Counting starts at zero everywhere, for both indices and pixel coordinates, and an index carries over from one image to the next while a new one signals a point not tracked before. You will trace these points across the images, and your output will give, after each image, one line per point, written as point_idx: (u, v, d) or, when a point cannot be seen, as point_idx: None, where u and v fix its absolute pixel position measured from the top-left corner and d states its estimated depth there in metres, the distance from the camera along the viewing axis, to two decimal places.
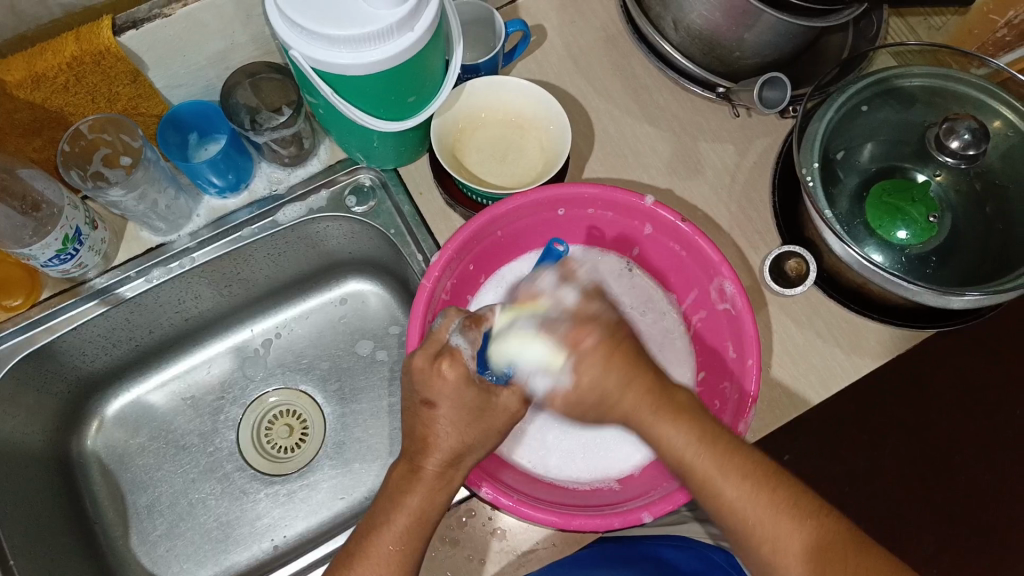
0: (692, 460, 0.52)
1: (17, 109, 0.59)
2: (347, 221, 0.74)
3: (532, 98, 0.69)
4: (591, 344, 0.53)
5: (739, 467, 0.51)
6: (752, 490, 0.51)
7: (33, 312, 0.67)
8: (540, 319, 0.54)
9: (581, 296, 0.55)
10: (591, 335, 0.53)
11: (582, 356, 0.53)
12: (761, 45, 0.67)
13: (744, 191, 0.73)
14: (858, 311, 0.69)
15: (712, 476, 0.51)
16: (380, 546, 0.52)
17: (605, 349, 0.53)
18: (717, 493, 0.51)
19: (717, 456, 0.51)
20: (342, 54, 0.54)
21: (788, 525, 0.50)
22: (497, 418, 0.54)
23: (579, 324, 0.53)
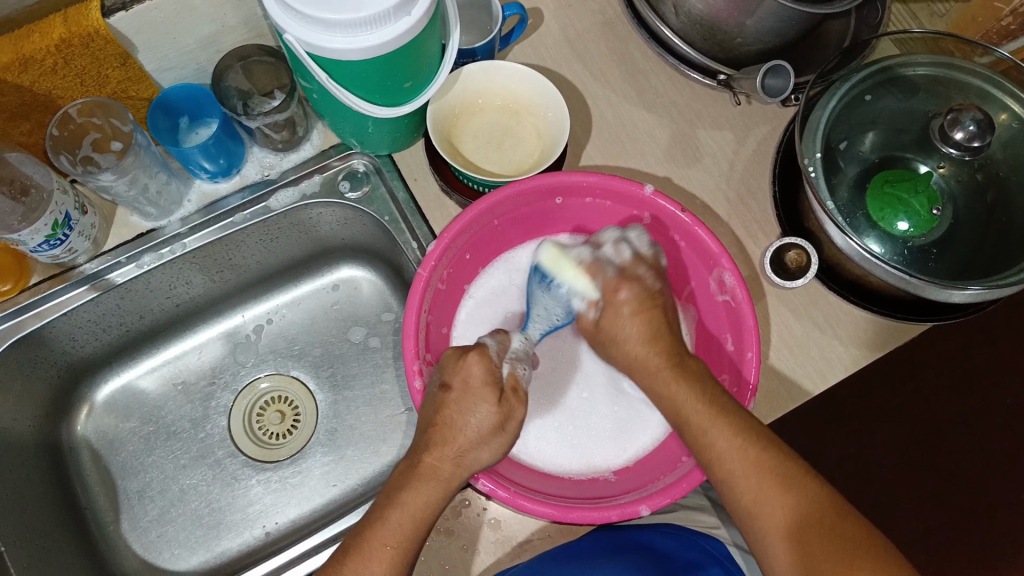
0: (695, 417, 0.55)
1: (4, 92, 0.57)
2: (340, 207, 0.73)
3: (529, 83, 0.67)
4: (626, 298, 0.60)
5: (735, 425, 0.54)
6: (744, 447, 0.53)
7: (22, 298, 0.66)
8: (591, 257, 0.63)
9: (634, 257, 0.62)
10: (627, 290, 0.61)
11: (617, 302, 0.61)
12: (762, 31, 0.66)
13: (743, 179, 0.72)
14: (858, 304, 0.68)
15: (710, 432, 0.54)
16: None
17: (637, 302, 0.60)
18: (710, 449, 0.54)
19: (717, 418, 0.54)
20: (336, 40, 0.53)
21: (765, 472, 0.52)
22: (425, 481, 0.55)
23: (621, 277, 0.61)
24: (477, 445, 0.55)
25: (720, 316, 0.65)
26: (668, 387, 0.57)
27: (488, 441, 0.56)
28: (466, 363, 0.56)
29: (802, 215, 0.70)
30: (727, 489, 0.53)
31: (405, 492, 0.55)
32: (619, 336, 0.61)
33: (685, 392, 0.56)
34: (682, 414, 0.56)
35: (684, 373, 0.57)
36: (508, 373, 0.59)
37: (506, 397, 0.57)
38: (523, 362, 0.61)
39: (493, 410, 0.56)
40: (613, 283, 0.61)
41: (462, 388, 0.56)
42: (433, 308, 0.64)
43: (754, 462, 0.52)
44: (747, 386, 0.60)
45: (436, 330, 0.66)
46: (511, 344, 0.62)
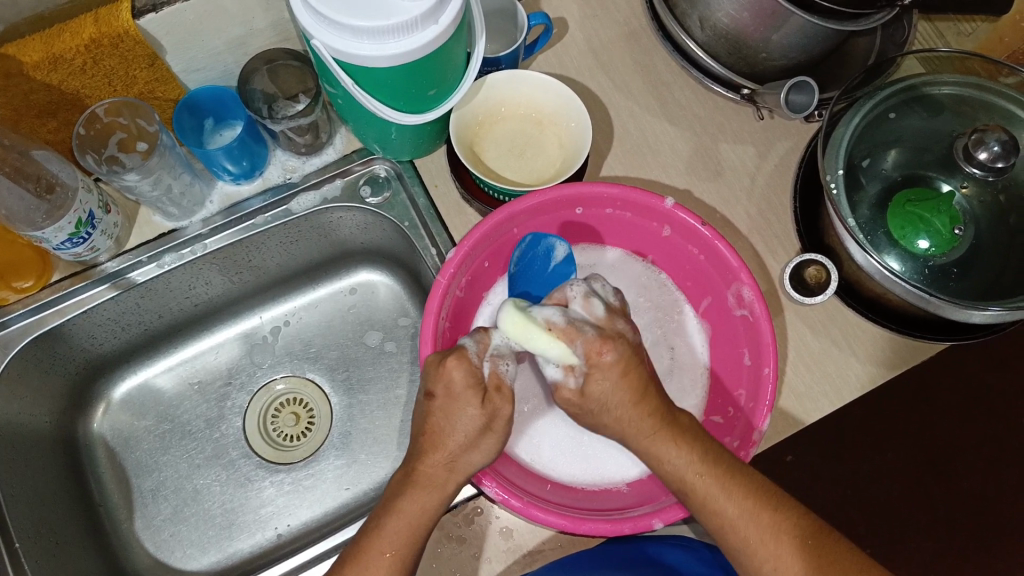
0: (698, 483, 0.54)
1: (34, 90, 0.58)
2: (360, 212, 0.73)
3: (554, 94, 0.68)
4: (610, 360, 0.55)
5: (745, 487, 0.53)
6: (755, 511, 0.53)
7: (44, 294, 0.67)
8: (564, 319, 0.56)
9: (608, 312, 0.58)
10: (611, 352, 0.55)
11: (597, 366, 0.55)
12: (787, 47, 0.66)
13: (764, 194, 0.72)
14: (876, 321, 0.68)
15: (716, 499, 0.53)
16: None
17: (623, 364, 0.55)
18: (721, 515, 0.53)
19: (723, 482, 0.53)
20: (364, 46, 0.54)
21: (770, 530, 0.52)
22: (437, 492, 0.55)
23: (602, 338, 0.55)
24: (465, 449, 0.55)
25: (739, 330, 0.65)
26: (664, 451, 0.55)
27: (477, 444, 0.55)
28: (447, 369, 0.54)
29: (823, 231, 0.69)
30: (739, 552, 0.53)
31: (420, 498, 0.55)
32: (600, 401, 0.56)
33: (685, 460, 0.55)
34: (685, 484, 0.54)
35: (683, 441, 0.55)
36: (490, 372, 0.56)
37: (489, 398, 0.55)
38: (507, 358, 0.57)
39: (478, 411, 0.54)
40: (596, 345, 0.55)
41: (445, 394, 0.55)
42: (450, 315, 0.64)
43: (765, 525, 0.52)
44: (763, 400, 0.60)
45: (454, 337, 0.66)
46: (492, 341, 0.57)
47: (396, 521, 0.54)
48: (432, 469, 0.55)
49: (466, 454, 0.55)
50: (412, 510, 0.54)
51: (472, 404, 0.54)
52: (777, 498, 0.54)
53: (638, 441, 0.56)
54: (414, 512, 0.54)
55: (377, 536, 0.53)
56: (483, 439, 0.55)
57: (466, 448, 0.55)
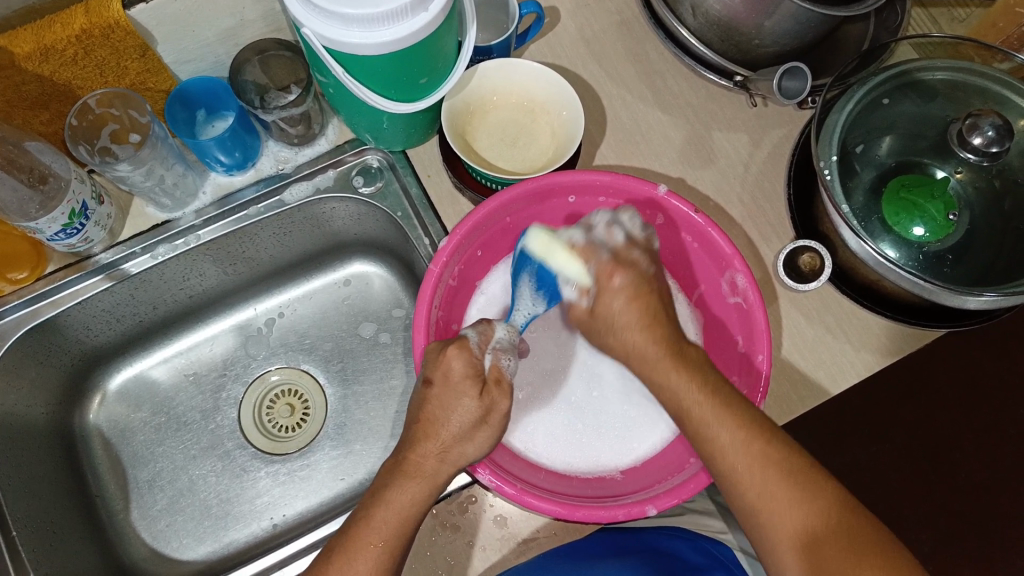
0: (694, 406, 0.54)
1: (26, 81, 0.58)
2: (353, 202, 0.73)
3: (545, 82, 0.67)
4: (619, 285, 0.58)
5: (738, 417, 0.52)
6: (747, 441, 0.51)
7: (38, 285, 0.67)
8: (584, 241, 0.60)
9: (627, 239, 0.60)
10: (621, 276, 0.58)
11: (608, 288, 0.58)
12: (780, 33, 0.65)
13: (757, 181, 0.71)
14: (872, 309, 0.68)
15: (710, 425, 0.53)
16: None
17: (631, 288, 0.58)
18: (711, 440, 0.52)
19: (719, 411, 0.53)
20: (353, 34, 0.54)
21: (766, 473, 0.50)
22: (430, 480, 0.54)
23: (616, 263, 0.58)
24: (461, 439, 0.55)
25: (732, 317, 0.65)
26: (665, 378, 0.56)
27: (471, 436, 0.55)
28: (446, 358, 0.55)
29: (817, 218, 0.69)
30: (728, 484, 0.52)
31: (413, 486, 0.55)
32: (609, 318, 0.59)
33: (684, 382, 0.55)
34: (682, 407, 0.54)
35: (685, 366, 0.55)
36: (491, 364, 0.57)
37: (488, 389, 0.55)
38: (507, 352, 0.59)
39: (475, 402, 0.55)
40: (608, 268, 0.58)
41: (443, 382, 0.55)
42: (444, 304, 0.64)
43: (758, 458, 0.51)
44: (758, 386, 0.60)
45: (447, 327, 0.66)
46: (494, 333, 0.59)
47: (389, 508, 0.54)
48: (421, 457, 0.56)
49: (458, 443, 0.55)
50: (404, 498, 0.54)
51: (467, 395, 0.55)
52: (775, 439, 0.52)
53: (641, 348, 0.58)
54: (406, 499, 0.54)
55: (366, 525, 0.53)
56: (475, 426, 0.55)
57: (460, 439, 0.55)
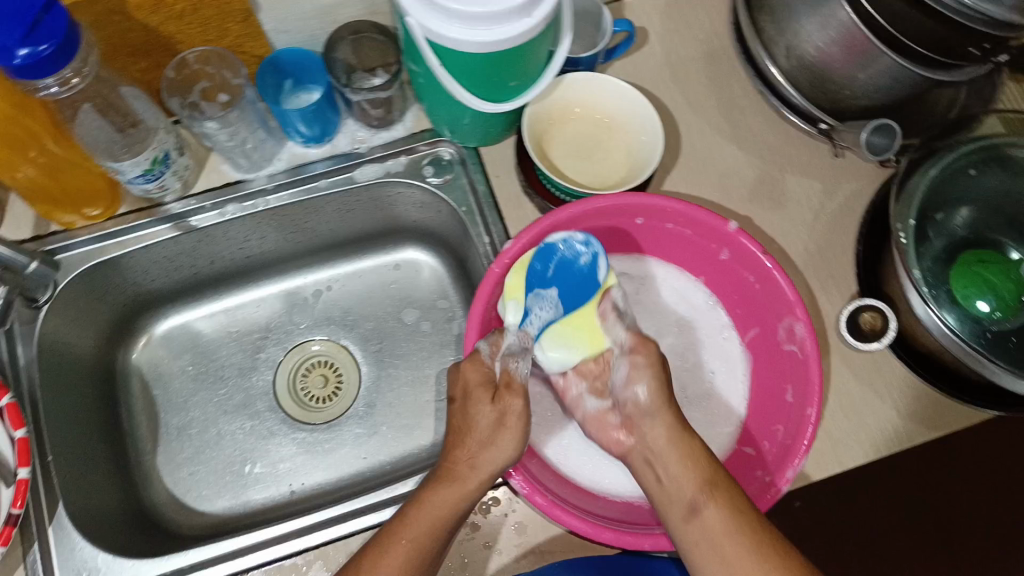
0: (691, 492, 0.53)
1: (131, 28, 0.60)
2: (420, 190, 0.74)
3: (629, 101, 0.68)
4: (643, 361, 0.59)
5: (733, 503, 0.52)
6: (739, 533, 0.51)
7: (108, 224, 0.70)
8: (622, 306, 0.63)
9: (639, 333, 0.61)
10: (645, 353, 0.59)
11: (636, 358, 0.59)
12: (874, 87, 0.65)
13: (823, 232, 0.71)
14: (925, 378, 0.67)
15: (705, 510, 0.52)
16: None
17: (652, 366, 0.59)
18: (699, 527, 0.52)
19: (711, 493, 0.53)
20: (455, 29, 0.56)
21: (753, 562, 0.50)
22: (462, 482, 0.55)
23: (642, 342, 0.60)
24: (482, 446, 0.55)
25: (783, 365, 0.65)
26: (669, 459, 0.55)
27: (493, 441, 0.55)
28: (462, 372, 0.58)
29: (882, 278, 0.69)
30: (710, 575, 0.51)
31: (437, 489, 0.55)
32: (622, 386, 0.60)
33: (690, 444, 0.56)
34: (680, 486, 0.54)
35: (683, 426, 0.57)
36: (502, 370, 0.58)
37: (500, 396, 0.56)
38: (518, 357, 0.59)
39: (488, 407, 0.56)
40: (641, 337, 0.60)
41: (464, 394, 0.58)
42: None
43: (756, 544, 0.50)
44: (800, 439, 0.59)
45: None
46: (504, 342, 0.59)
47: (422, 509, 0.54)
48: (456, 463, 0.56)
49: (480, 445, 0.55)
50: (445, 498, 0.55)
51: (482, 401, 0.56)
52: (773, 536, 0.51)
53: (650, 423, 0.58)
54: (432, 502, 0.55)
55: (400, 522, 0.54)
56: (488, 429, 0.56)
57: (484, 446, 0.55)
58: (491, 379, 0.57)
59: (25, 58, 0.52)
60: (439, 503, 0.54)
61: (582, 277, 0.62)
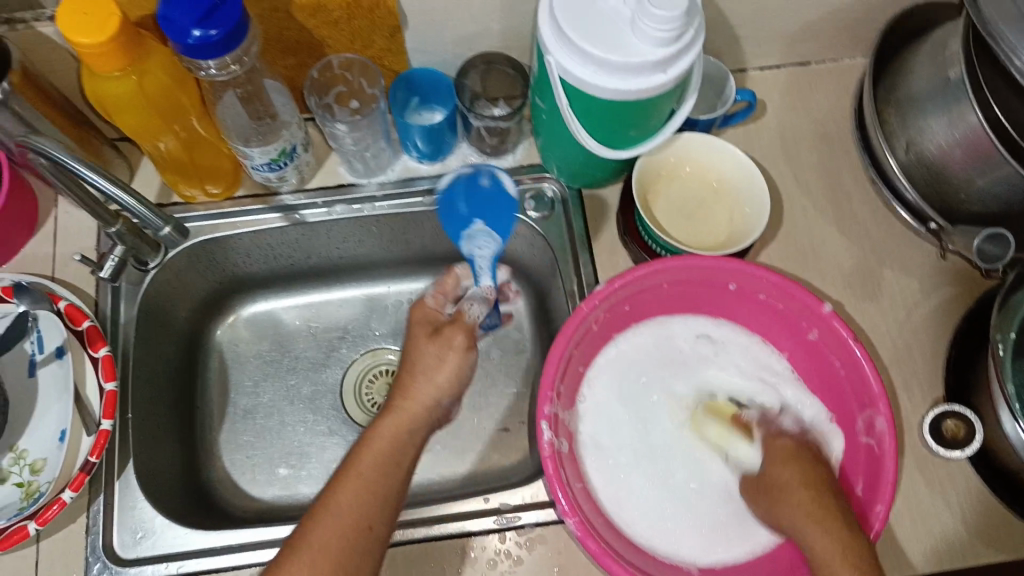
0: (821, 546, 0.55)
1: (290, 28, 0.65)
2: (519, 222, 0.76)
3: (741, 168, 0.69)
4: (781, 444, 0.64)
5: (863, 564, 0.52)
6: None
7: (225, 204, 0.74)
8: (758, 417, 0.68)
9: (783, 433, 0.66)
10: (784, 441, 0.64)
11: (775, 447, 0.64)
12: (991, 194, 0.64)
13: (916, 330, 0.70)
14: (1002, 497, 0.64)
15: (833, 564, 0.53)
16: (324, 521, 0.54)
17: (789, 453, 0.63)
18: None
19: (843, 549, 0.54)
20: (590, 73, 0.58)
21: None
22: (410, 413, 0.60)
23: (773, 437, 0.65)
24: (426, 371, 0.62)
25: (859, 456, 0.63)
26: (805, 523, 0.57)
27: (439, 369, 0.62)
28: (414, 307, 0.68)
29: (972, 388, 0.67)
30: None
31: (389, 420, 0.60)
32: (772, 486, 0.61)
33: (820, 508, 0.57)
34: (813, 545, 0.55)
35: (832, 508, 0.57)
36: (453, 312, 0.69)
37: (440, 334, 0.63)
38: (473, 304, 0.71)
39: (427, 341, 0.63)
40: (774, 435, 0.66)
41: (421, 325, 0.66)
42: (580, 345, 0.66)
43: None
44: (865, 534, 0.58)
45: (576, 368, 0.67)
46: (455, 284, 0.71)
47: (373, 440, 0.58)
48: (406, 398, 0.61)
49: (422, 371, 0.62)
50: (393, 427, 0.59)
51: (435, 343, 0.63)
52: None
53: (795, 518, 0.58)
54: (386, 432, 0.59)
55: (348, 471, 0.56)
56: (444, 367, 0.62)
57: (431, 372, 0.62)
58: (437, 317, 0.67)
59: (196, 39, 0.56)
60: (385, 430, 0.59)
61: (497, 200, 0.71)
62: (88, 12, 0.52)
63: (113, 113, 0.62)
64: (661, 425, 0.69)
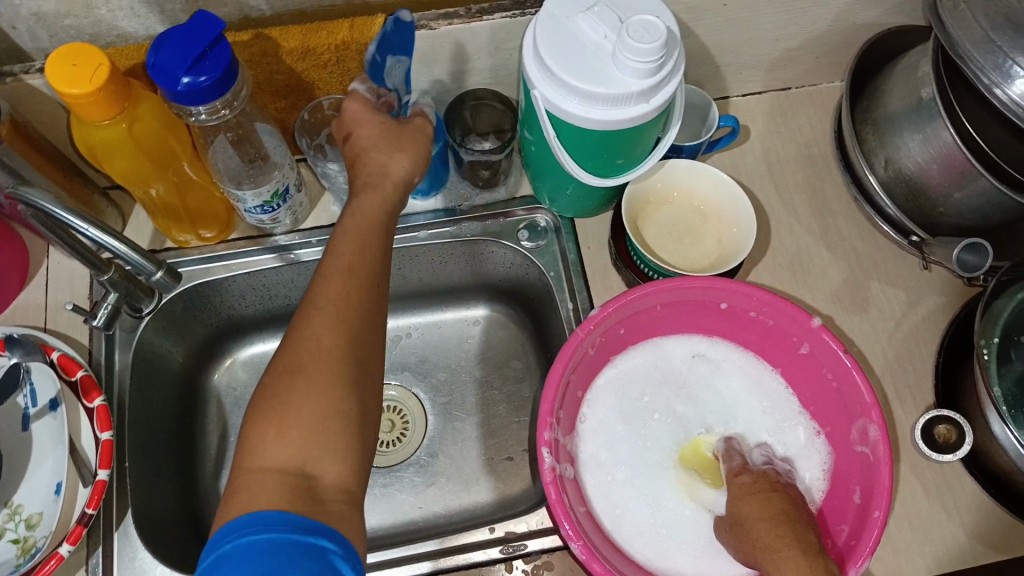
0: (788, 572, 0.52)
1: (279, 71, 0.66)
2: (512, 251, 0.77)
3: (725, 192, 0.71)
4: (745, 480, 0.61)
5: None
6: None
7: (219, 248, 0.73)
8: (723, 447, 0.67)
9: (740, 467, 0.64)
10: (745, 475, 0.62)
11: (735, 484, 0.62)
12: (966, 208, 0.67)
13: (906, 340, 0.72)
14: (996, 498, 0.65)
15: None
16: (305, 371, 0.50)
17: (753, 486, 0.60)
18: None
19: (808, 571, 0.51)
20: (576, 105, 0.60)
21: None
22: (365, 216, 0.56)
23: (735, 472, 0.63)
24: (383, 150, 0.59)
25: (853, 466, 0.64)
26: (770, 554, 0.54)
27: (398, 151, 0.59)
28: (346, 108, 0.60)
29: (961, 392, 0.68)
30: None
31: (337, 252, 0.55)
32: (737, 522, 0.59)
33: (782, 530, 0.55)
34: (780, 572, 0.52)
35: (793, 532, 0.54)
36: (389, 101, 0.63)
37: (398, 128, 0.60)
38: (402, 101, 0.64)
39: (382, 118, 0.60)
40: (735, 469, 0.63)
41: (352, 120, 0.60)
42: (577, 369, 0.67)
43: None
44: (866, 542, 0.59)
45: (575, 393, 0.68)
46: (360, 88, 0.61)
47: (330, 277, 0.53)
48: (360, 207, 0.57)
49: (383, 155, 0.59)
50: (349, 258, 0.54)
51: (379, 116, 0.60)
52: None
53: (757, 550, 0.55)
54: (339, 266, 0.54)
55: (315, 305, 0.52)
56: (393, 143, 0.59)
57: (384, 151, 0.59)
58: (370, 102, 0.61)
59: (186, 85, 0.57)
60: (368, 211, 0.56)
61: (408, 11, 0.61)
62: (76, 64, 0.53)
63: (105, 160, 0.62)
64: (664, 447, 0.69)
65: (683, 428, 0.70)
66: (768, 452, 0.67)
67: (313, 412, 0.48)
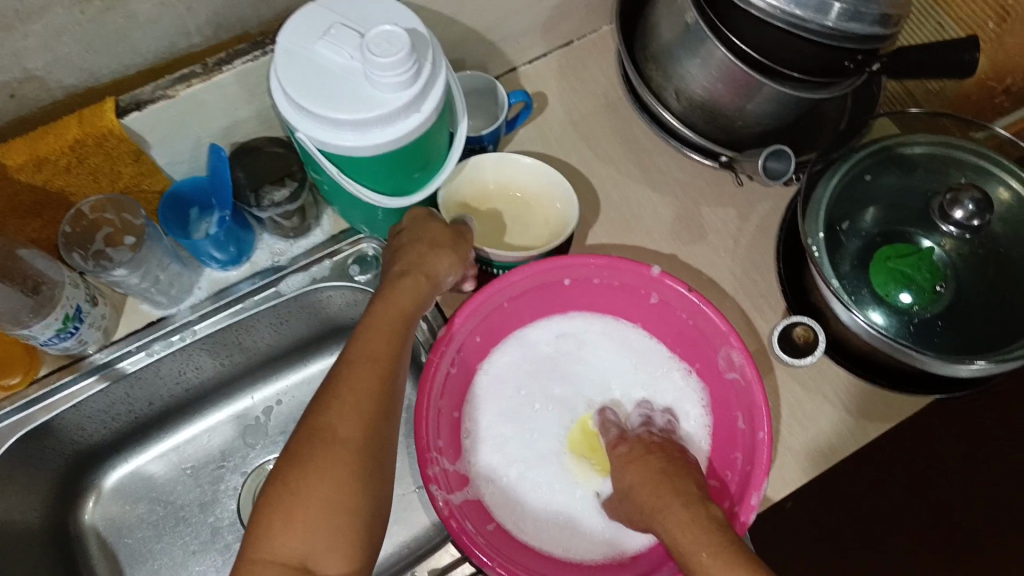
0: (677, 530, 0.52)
1: (19, 191, 0.59)
2: (350, 290, 0.73)
3: (531, 173, 0.69)
4: (624, 449, 0.61)
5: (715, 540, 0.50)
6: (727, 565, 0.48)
7: (31, 390, 0.67)
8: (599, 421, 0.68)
9: (619, 436, 0.64)
10: (622, 445, 0.62)
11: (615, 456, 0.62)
12: (763, 114, 0.67)
13: (747, 254, 0.73)
14: (864, 377, 0.68)
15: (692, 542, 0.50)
16: (325, 453, 0.51)
17: (630, 455, 0.60)
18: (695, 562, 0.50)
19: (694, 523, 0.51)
20: (346, 136, 0.56)
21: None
22: (390, 319, 0.58)
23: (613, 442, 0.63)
24: (435, 254, 0.61)
25: (727, 394, 0.66)
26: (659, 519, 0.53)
27: (441, 251, 0.61)
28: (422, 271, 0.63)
29: (807, 290, 0.70)
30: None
31: (363, 337, 0.56)
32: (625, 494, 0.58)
33: (663, 491, 0.54)
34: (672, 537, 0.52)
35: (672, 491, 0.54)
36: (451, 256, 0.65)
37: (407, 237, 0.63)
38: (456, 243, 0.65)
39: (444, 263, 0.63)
40: (614, 439, 0.64)
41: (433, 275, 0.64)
42: (445, 393, 0.65)
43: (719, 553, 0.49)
44: (760, 465, 0.60)
45: (450, 414, 0.66)
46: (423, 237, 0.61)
47: (354, 363, 0.55)
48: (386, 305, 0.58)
49: (430, 252, 0.61)
50: (376, 347, 0.56)
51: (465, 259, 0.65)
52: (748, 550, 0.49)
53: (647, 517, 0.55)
54: (365, 353, 0.55)
55: (335, 387, 0.54)
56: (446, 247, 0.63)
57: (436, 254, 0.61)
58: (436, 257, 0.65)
59: None
60: (391, 311, 0.58)
61: None
62: None
63: None
64: (550, 435, 0.68)
65: (569, 408, 0.70)
66: (646, 408, 0.68)
67: (327, 495, 0.50)
